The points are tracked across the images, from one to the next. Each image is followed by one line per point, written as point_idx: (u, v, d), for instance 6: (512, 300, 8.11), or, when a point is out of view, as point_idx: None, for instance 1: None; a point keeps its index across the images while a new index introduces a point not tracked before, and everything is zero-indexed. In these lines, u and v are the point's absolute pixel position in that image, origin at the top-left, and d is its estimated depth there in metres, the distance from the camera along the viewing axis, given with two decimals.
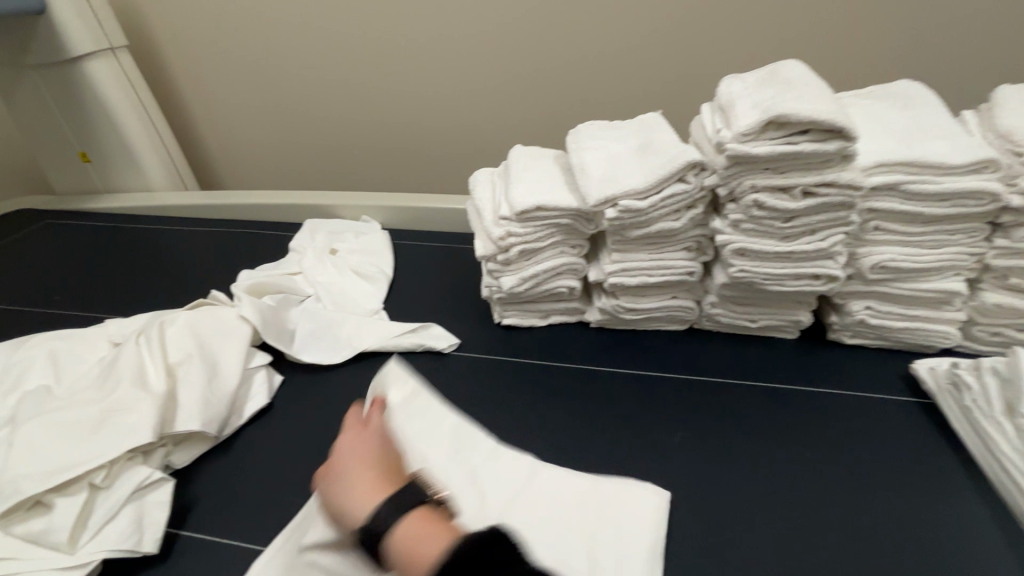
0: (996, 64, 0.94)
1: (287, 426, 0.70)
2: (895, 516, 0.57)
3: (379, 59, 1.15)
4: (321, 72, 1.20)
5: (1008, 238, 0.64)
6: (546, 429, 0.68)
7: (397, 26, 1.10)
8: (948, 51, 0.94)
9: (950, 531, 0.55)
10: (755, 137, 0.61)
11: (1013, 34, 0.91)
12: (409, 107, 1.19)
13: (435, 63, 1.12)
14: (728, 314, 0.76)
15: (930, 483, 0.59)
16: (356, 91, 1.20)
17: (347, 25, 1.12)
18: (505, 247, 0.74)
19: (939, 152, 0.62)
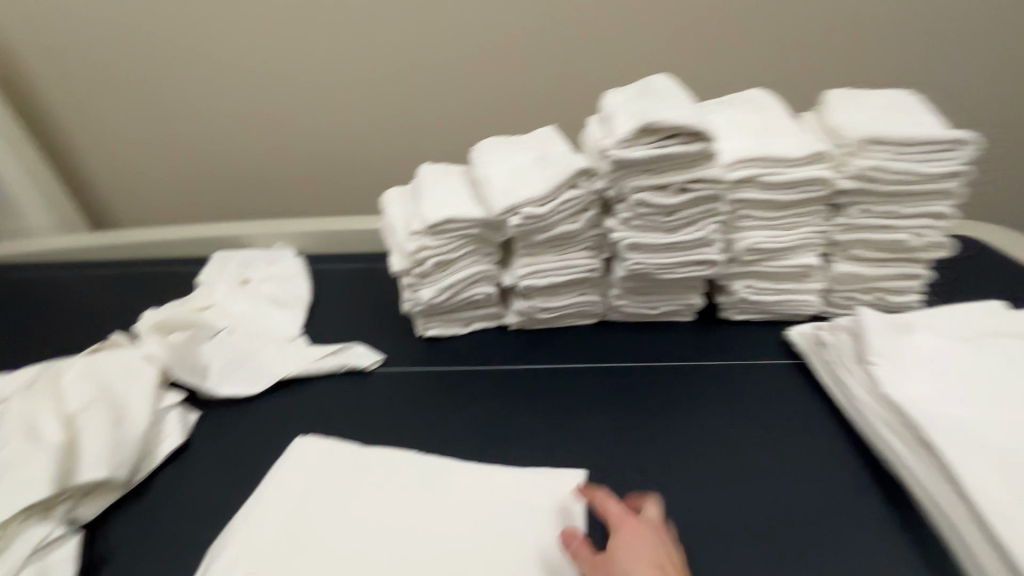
0: (830, 73, 1.10)
1: (208, 462, 0.68)
2: (781, 461, 0.65)
3: (278, 84, 1.13)
4: (216, 101, 1.16)
5: (846, 216, 0.75)
6: (473, 431, 0.71)
7: (294, 53, 1.09)
8: (789, 64, 1.10)
9: (825, 468, 0.63)
10: (633, 143, 0.69)
11: (839, 48, 1.08)
12: (314, 133, 1.19)
13: (336, 87, 1.13)
14: (631, 304, 0.84)
15: (808, 428, 0.68)
16: (256, 119, 1.17)
17: (240, 52, 1.10)
18: (420, 260, 0.77)
19: (783, 148, 0.73)
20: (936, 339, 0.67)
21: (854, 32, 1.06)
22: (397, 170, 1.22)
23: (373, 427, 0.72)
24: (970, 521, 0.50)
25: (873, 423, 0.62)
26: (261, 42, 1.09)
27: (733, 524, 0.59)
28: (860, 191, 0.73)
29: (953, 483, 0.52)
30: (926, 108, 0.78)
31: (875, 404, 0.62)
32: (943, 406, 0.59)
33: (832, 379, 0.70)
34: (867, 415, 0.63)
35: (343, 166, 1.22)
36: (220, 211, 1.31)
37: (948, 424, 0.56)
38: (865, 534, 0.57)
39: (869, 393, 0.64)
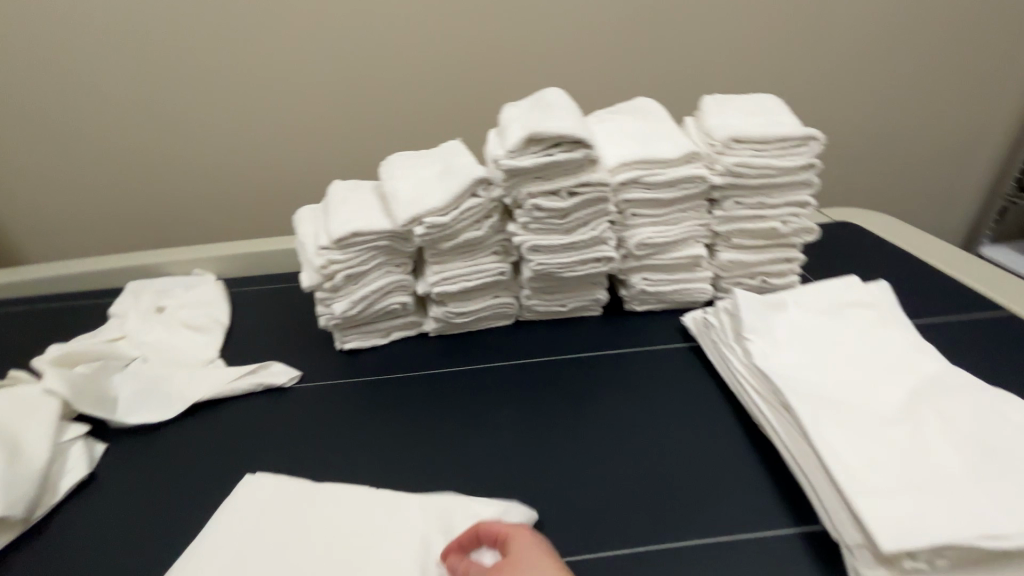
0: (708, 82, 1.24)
1: (118, 492, 0.67)
2: (675, 433, 0.70)
3: (192, 110, 1.14)
4: (128, 129, 1.15)
5: (722, 209, 0.83)
6: (390, 437, 0.73)
7: (207, 79, 1.12)
8: (671, 77, 1.23)
9: (713, 437, 0.69)
10: (521, 152, 0.74)
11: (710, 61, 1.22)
12: (232, 156, 1.19)
13: (252, 110, 1.15)
14: (542, 303, 0.89)
15: (700, 401, 0.74)
16: (173, 145, 1.17)
17: (150, 80, 1.11)
18: (330, 275, 0.79)
19: (660, 150, 0.80)
20: (804, 313, 0.74)
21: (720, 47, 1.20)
22: (318, 189, 1.24)
23: (291, 442, 0.73)
24: (816, 465, 0.56)
25: (750, 393, 0.69)
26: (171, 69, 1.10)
27: (632, 497, 0.63)
28: (732, 185, 0.81)
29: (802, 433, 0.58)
30: (786, 108, 0.88)
31: (750, 375, 0.69)
32: (800, 370, 0.66)
33: (720, 357, 0.76)
34: (745, 387, 0.70)
35: (263, 188, 1.23)
36: (137, 241, 1.27)
37: (802, 385, 0.63)
38: (744, 492, 0.62)
39: (746, 366, 0.71)
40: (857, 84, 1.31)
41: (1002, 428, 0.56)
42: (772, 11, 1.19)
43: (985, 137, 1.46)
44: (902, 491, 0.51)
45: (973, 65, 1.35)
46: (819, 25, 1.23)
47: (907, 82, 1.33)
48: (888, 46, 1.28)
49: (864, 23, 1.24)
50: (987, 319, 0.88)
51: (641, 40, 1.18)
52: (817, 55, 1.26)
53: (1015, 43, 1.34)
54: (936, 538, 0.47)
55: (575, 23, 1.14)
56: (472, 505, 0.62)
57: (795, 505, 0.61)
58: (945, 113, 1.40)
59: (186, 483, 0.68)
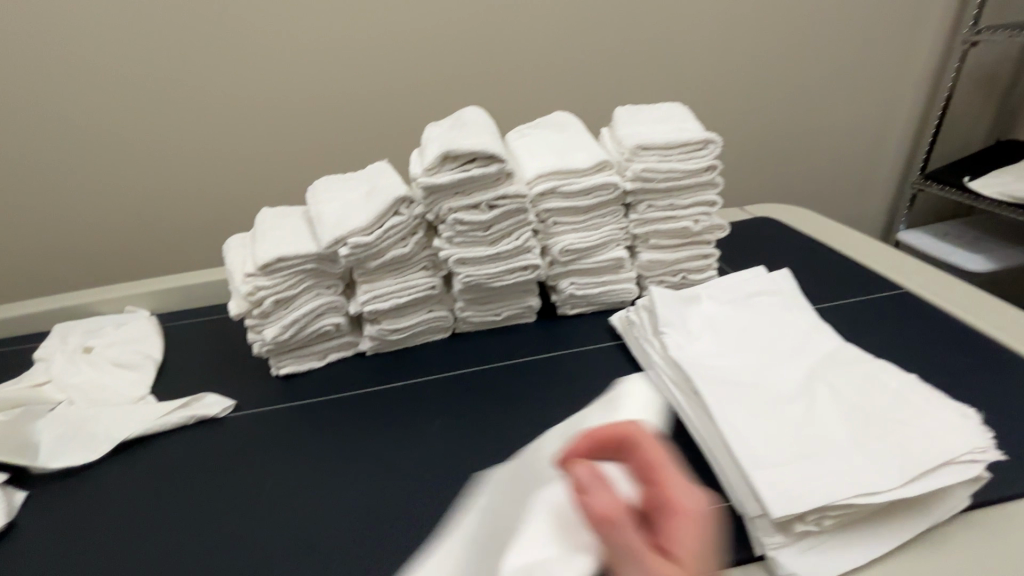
0: (626, 93, 1.31)
1: (40, 539, 0.65)
2: None
3: (120, 145, 1.14)
4: (53, 168, 1.13)
5: (638, 212, 0.88)
6: (325, 458, 0.74)
7: (132, 112, 1.11)
8: (591, 90, 1.29)
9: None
10: (437, 170, 0.77)
11: (626, 73, 1.29)
12: (165, 190, 1.19)
13: (182, 142, 1.16)
14: (476, 313, 0.91)
15: None
16: (100, 181, 1.16)
17: (72, 117, 1.10)
18: (259, 301, 0.80)
19: (574, 161, 0.85)
20: (715, 305, 0.80)
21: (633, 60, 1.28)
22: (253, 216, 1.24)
23: (225, 471, 0.73)
24: (719, 443, 0.61)
25: (668, 383, 0.72)
26: (94, 104, 1.09)
27: None
28: (643, 190, 0.86)
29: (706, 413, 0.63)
30: (691, 115, 0.94)
31: (667, 367, 0.73)
32: (708, 357, 0.71)
33: (642, 352, 0.80)
34: (664, 379, 0.74)
35: (196, 219, 1.22)
36: (65, 281, 1.23)
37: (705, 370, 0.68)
38: None
39: (663, 359, 0.75)
40: (768, 90, 1.41)
41: (881, 394, 0.62)
42: (680, 26, 1.28)
43: (888, 132, 1.58)
44: (789, 459, 0.55)
45: (869, 67, 1.47)
46: (726, 37, 1.32)
47: (811, 85, 1.44)
48: (791, 53, 1.39)
49: (766, 33, 1.34)
50: (886, 298, 0.96)
51: (559, 57, 1.24)
52: (728, 65, 1.35)
53: (901, 44, 1.46)
54: (814, 498, 0.51)
55: (497, 46, 1.20)
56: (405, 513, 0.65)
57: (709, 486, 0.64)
58: (849, 112, 1.52)
59: (114, 522, 0.67)
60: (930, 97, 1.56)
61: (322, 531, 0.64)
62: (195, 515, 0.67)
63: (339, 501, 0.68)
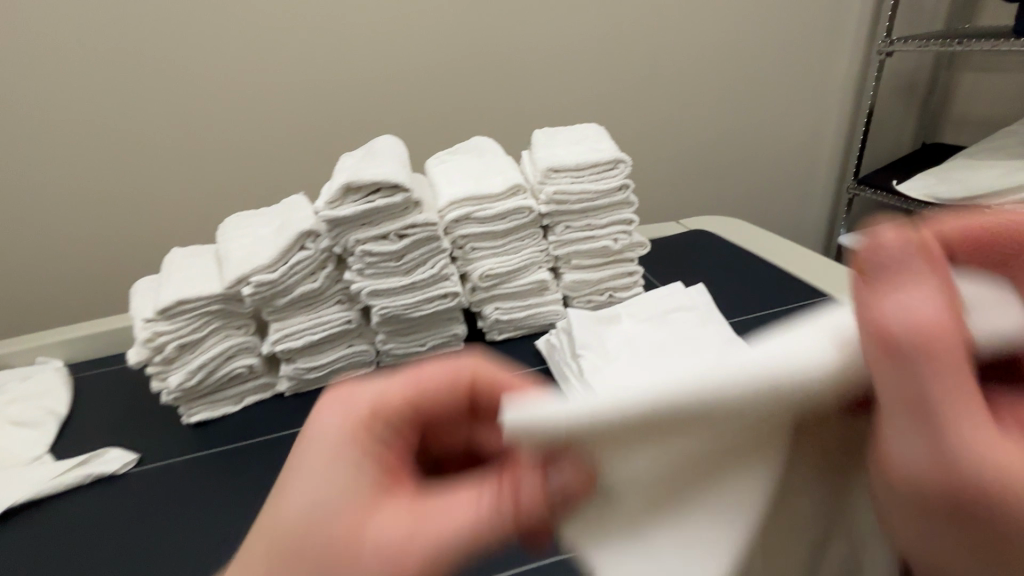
0: (556, 114, 1.33)
1: None
2: None
3: (32, 190, 1.10)
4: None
5: (556, 233, 0.88)
6: (226, 510, 0.69)
7: (43, 155, 1.08)
8: (522, 112, 1.31)
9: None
10: (341, 202, 0.76)
11: (554, 94, 1.31)
12: (83, 233, 1.15)
13: (99, 182, 1.13)
14: (399, 345, 0.89)
15: None
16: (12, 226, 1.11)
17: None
18: (159, 347, 0.77)
19: (487, 185, 0.84)
20: (634, 324, 0.79)
21: (560, 82, 1.31)
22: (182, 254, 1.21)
23: (119, 531, 0.68)
24: None
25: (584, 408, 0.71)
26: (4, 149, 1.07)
27: None
28: (558, 211, 0.86)
29: None
30: (607, 134, 0.94)
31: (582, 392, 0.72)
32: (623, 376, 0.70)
33: (563, 376, 0.79)
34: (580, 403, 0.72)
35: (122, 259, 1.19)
36: None
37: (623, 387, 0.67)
38: None
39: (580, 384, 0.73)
40: (697, 104, 1.44)
41: None
42: (602, 47, 1.30)
43: (819, 141, 1.63)
44: None
45: (793, 80, 1.52)
46: (649, 57, 1.35)
47: (739, 99, 1.48)
48: (715, 69, 1.42)
49: (688, 51, 1.38)
50: (811, 306, 0.97)
51: (487, 81, 1.26)
52: (655, 82, 1.38)
53: (821, 57, 1.52)
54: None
55: (421, 73, 1.21)
56: None
57: None
58: (778, 124, 1.56)
59: None
60: (854, 106, 1.61)
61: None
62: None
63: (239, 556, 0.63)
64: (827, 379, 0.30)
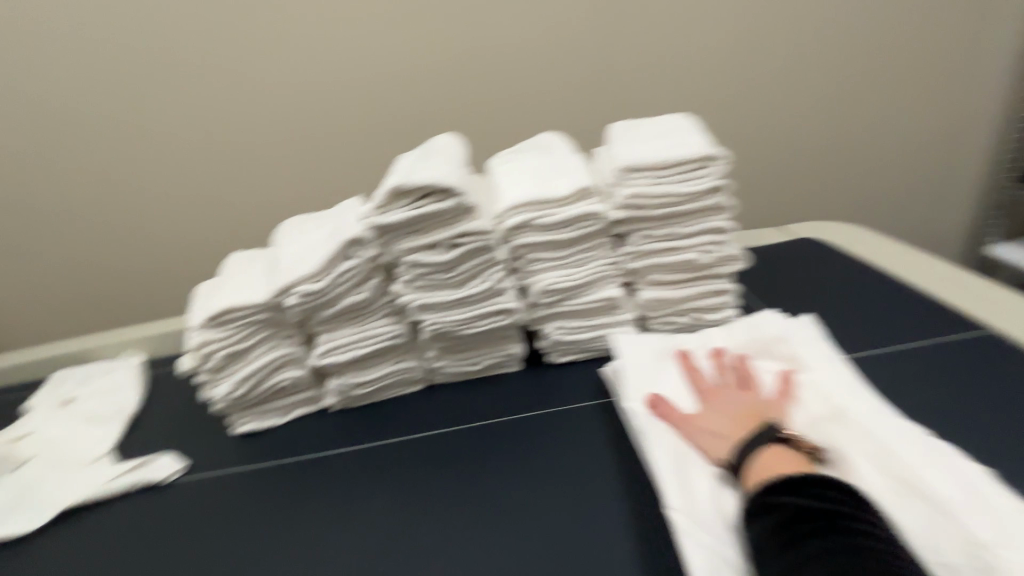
0: (641, 100, 1.20)
1: None
2: (561, 513, 0.63)
3: (128, 189, 1.18)
4: (65, 211, 1.19)
5: (631, 244, 0.75)
6: (256, 535, 0.67)
7: (134, 158, 1.16)
8: (601, 100, 1.19)
9: (602, 516, 0.61)
10: (388, 207, 0.69)
11: (640, 77, 1.18)
12: (173, 229, 1.22)
13: (184, 175, 1.18)
14: (451, 364, 0.82)
15: (594, 472, 0.67)
16: (110, 222, 1.21)
17: (81, 162, 1.15)
18: (209, 356, 0.75)
19: (551, 188, 0.73)
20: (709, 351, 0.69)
21: (647, 66, 1.17)
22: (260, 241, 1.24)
23: (157, 547, 0.67)
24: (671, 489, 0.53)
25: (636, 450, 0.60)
26: (101, 152, 1.15)
27: None
28: (635, 218, 0.73)
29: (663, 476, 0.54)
30: (701, 127, 0.80)
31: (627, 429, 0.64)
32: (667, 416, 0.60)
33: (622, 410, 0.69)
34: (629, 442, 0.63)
35: (205, 249, 1.24)
36: (99, 317, 1.30)
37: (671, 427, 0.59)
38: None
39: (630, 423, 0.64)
40: (811, 88, 1.23)
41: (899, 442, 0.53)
42: (693, 26, 1.14)
43: (971, 130, 1.33)
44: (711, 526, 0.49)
45: (937, 55, 1.24)
46: (752, 33, 1.16)
47: (866, 81, 1.24)
48: (837, 46, 1.20)
49: (804, 26, 1.17)
50: (965, 342, 0.76)
51: (563, 67, 1.15)
52: (761, 63, 1.19)
53: (982, 25, 1.22)
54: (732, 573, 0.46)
55: (492, 58, 1.13)
56: None
57: None
58: (916, 110, 1.29)
59: None
60: None
61: None
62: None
63: None
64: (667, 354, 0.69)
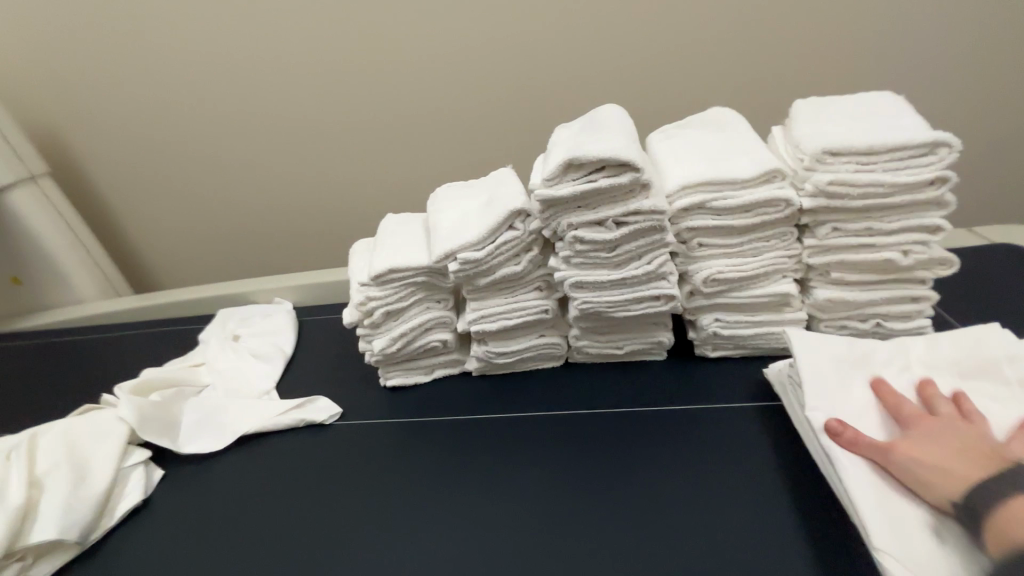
0: (811, 75, 1.07)
1: (173, 513, 0.74)
2: (724, 515, 0.61)
3: (275, 144, 1.21)
4: (218, 167, 1.26)
5: (815, 237, 0.69)
6: (411, 486, 0.71)
7: (279, 119, 1.18)
8: (764, 74, 1.08)
9: (769, 524, 0.59)
10: (559, 179, 0.67)
11: (814, 50, 1.05)
12: (314, 187, 1.27)
13: (327, 134, 1.19)
14: (594, 344, 0.80)
15: (758, 479, 0.63)
16: (256, 180, 1.27)
17: (234, 121, 1.20)
18: (369, 311, 0.79)
19: (733, 168, 0.67)
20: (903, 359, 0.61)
21: (827, 35, 1.03)
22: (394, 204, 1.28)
23: (327, 486, 0.73)
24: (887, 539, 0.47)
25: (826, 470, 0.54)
26: (252, 105, 1.16)
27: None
28: (826, 207, 0.66)
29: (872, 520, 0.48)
30: (908, 106, 0.69)
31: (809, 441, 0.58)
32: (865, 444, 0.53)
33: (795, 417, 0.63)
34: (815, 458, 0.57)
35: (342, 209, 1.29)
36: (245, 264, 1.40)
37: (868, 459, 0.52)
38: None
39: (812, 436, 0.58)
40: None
41: None
42: None
43: None
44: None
45: None
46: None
47: None
48: None
49: None
50: None
51: (728, 35, 1.04)
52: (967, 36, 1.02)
53: None
54: None
55: (651, 22, 1.03)
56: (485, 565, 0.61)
57: None
58: None
59: (237, 513, 0.72)
60: None
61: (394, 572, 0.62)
62: (287, 535, 0.68)
63: (428, 543, 0.64)
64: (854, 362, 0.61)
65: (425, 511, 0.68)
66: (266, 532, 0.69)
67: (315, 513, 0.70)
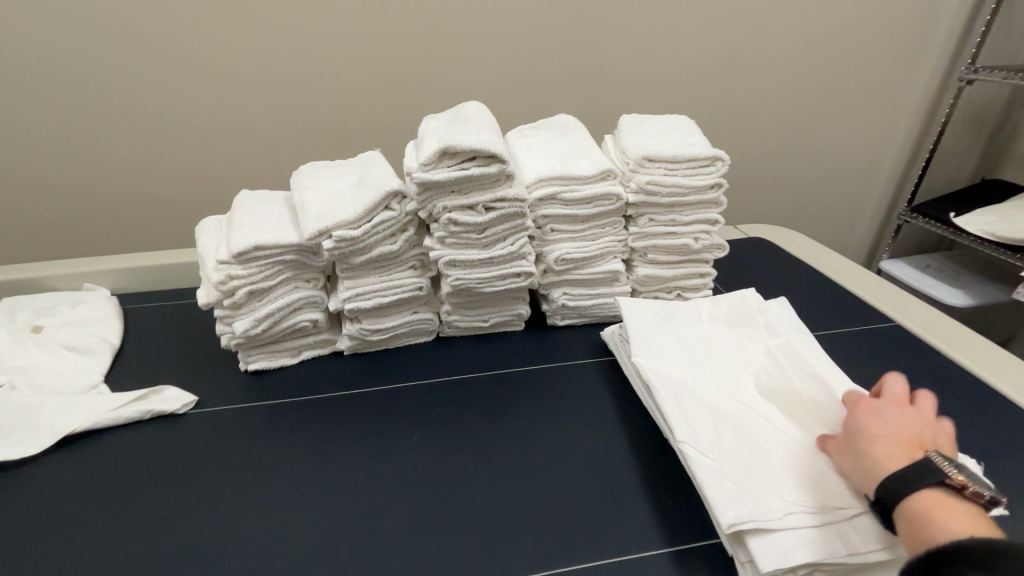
0: (626, 97, 1.34)
1: None
2: (580, 444, 0.73)
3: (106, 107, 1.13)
4: (33, 123, 1.11)
5: (636, 226, 0.86)
6: (285, 464, 0.70)
7: None
8: (591, 92, 1.32)
9: (613, 443, 0.73)
10: (434, 165, 0.73)
11: (628, 77, 1.31)
12: (155, 159, 1.20)
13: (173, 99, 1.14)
14: (463, 318, 0.88)
15: (601, 413, 0.78)
16: (85, 145, 1.15)
17: (51, 72, 1.07)
18: (230, 291, 0.75)
19: (578, 166, 0.81)
20: (700, 317, 0.81)
21: (635, 68, 1.31)
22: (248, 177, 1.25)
23: (188, 469, 0.68)
24: (686, 428, 0.62)
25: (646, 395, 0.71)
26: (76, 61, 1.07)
27: (529, 500, 0.66)
28: (645, 203, 0.84)
29: (675, 415, 0.64)
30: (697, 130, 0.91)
31: (635, 380, 0.76)
32: (672, 372, 0.70)
33: (626, 365, 0.80)
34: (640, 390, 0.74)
35: (186, 178, 1.23)
36: (53, 238, 1.23)
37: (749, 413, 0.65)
38: (634, 492, 0.67)
39: (637, 377, 0.75)
40: (765, 109, 1.43)
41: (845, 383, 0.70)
42: (680, 38, 1.29)
43: (880, 163, 1.60)
44: (719, 456, 0.60)
45: (867, 95, 1.48)
46: (726, 53, 1.33)
47: (807, 110, 1.46)
48: (791, 76, 1.40)
49: (767, 56, 1.36)
50: (871, 329, 0.97)
51: (563, 56, 1.26)
52: (730, 79, 1.36)
53: (900, 77, 1.47)
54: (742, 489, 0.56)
55: (499, 38, 1.21)
56: (373, 515, 0.64)
57: (673, 522, 0.63)
58: (842, 140, 1.53)
59: (66, 511, 0.63)
60: (921, 134, 1.57)
61: (278, 547, 0.60)
62: (142, 520, 0.63)
63: (312, 509, 0.65)
64: (666, 318, 0.80)
65: (305, 479, 0.68)
66: (111, 523, 0.62)
67: (177, 498, 0.65)
